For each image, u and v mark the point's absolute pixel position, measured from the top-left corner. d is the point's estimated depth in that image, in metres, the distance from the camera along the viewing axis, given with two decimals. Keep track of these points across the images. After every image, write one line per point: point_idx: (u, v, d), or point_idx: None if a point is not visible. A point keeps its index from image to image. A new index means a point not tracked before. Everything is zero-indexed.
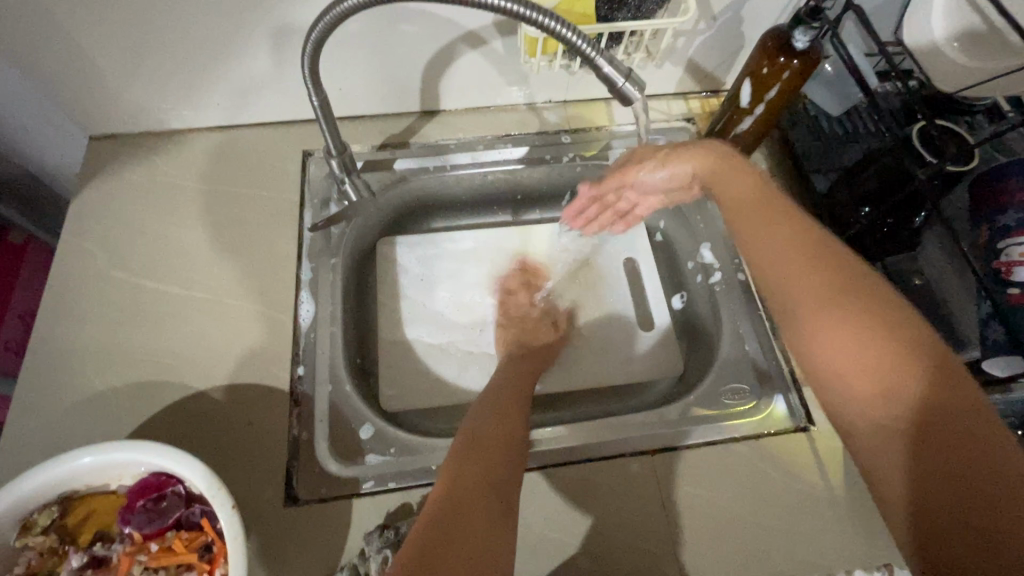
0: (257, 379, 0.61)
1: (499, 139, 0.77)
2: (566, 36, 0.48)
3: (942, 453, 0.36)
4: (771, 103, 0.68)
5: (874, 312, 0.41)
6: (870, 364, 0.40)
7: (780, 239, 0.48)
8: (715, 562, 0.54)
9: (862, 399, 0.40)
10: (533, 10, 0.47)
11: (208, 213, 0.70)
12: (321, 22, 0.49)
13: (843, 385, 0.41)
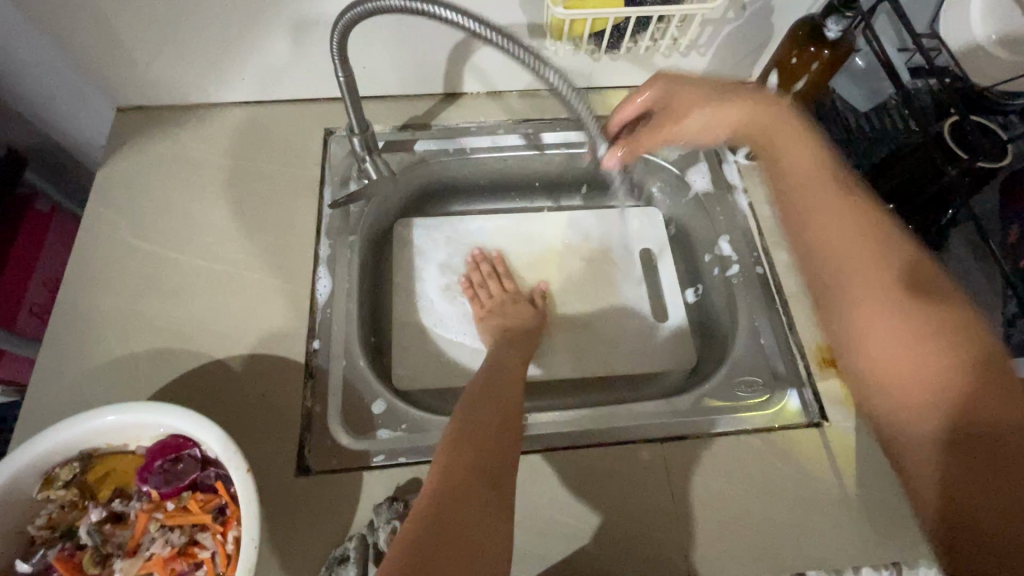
0: (274, 351, 0.61)
1: (520, 124, 0.77)
2: (535, 69, 0.52)
3: (991, 463, 0.40)
4: (798, 95, 0.67)
5: (929, 319, 0.45)
6: (917, 374, 0.44)
7: (842, 237, 0.51)
8: (721, 551, 0.54)
9: (916, 401, 0.44)
10: (507, 41, 0.50)
11: (230, 187, 0.71)
12: (355, 10, 0.49)
13: (895, 390, 0.45)
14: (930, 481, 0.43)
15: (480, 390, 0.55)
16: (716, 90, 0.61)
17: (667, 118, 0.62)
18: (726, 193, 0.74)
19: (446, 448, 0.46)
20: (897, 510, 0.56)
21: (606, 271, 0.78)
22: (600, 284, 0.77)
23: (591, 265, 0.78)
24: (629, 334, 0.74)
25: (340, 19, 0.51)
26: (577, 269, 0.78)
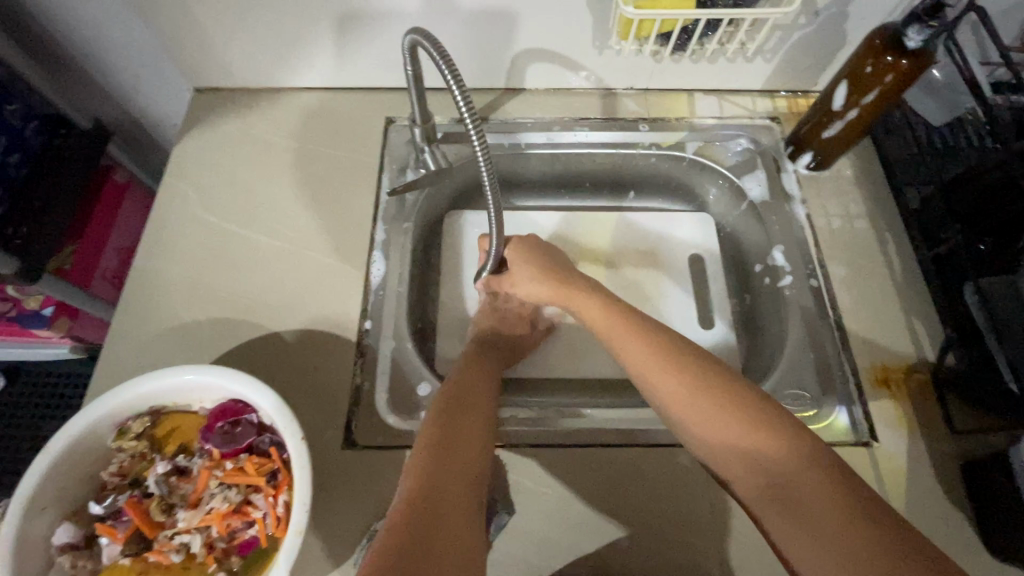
0: (328, 328, 0.64)
1: (575, 122, 0.77)
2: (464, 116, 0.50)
3: (815, 516, 0.38)
4: (866, 108, 0.64)
5: (741, 390, 0.45)
6: (746, 431, 0.43)
7: (608, 322, 0.55)
8: (758, 563, 0.53)
9: (754, 477, 0.42)
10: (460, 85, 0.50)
11: (295, 169, 0.74)
12: (406, 45, 0.56)
13: (719, 445, 0.44)
14: (785, 544, 0.39)
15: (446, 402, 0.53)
16: (548, 260, 0.64)
17: (515, 286, 0.65)
18: (783, 202, 0.73)
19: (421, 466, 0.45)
20: (949, 539, 0.54)
21: (652, 274, 0.77)
22: (645, 287, 0.76)
23: (639, 267, 0.78)
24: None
25: (409, 33, 0.55)
26: (623, 270, 0.78)
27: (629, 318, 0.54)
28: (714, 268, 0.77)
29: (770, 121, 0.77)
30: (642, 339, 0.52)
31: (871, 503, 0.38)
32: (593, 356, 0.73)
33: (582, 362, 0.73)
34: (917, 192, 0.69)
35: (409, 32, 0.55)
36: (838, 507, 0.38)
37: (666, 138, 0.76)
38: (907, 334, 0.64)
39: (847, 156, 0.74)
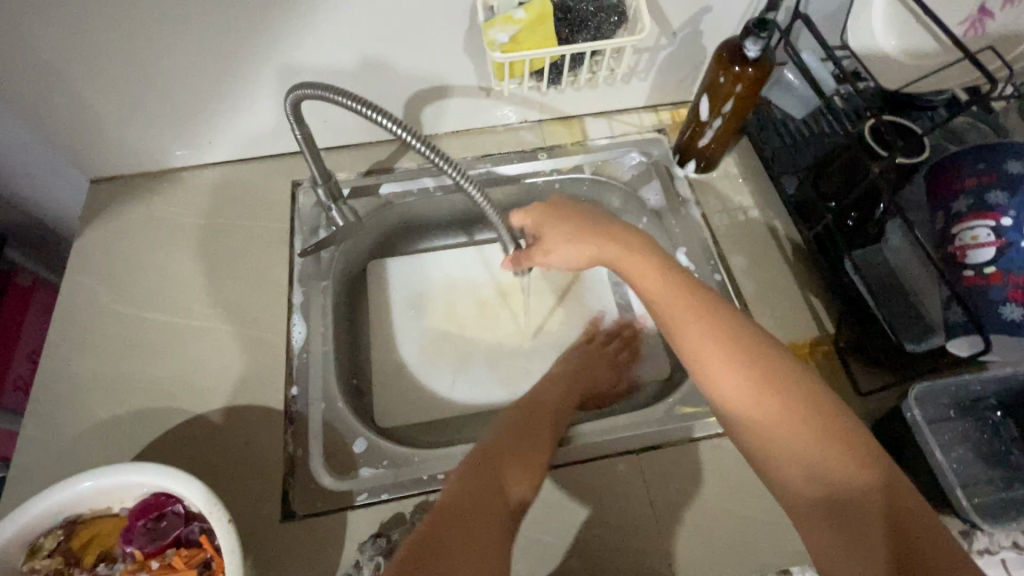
0: (253, 401, 0.63)
1: (478, 160, 0.81)
2: (384, 123, 0.54)
3: (868, 534, 0.38)
4: (729, 114, 0.71)
5: (814, 396, 0.44)
6: (810, 437, 0.42)
7: (668, 303, 0.52)
8: (704, 557, 0.55)
9: (802, 484, 0.41)
10: (375, 110, 0.54)
11: (204, 245, 0.73)
12: (286, 106, 0.57)
13: (781, 444, 0.43)
14: (819, 549, 0.40)
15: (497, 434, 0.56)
16: (581, 220, 0.63)
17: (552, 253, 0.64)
18: (680, 206, 0.78)
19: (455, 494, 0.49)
20: None
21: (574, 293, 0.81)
22: (570, 304, 0.80)
23: (563, 287, 0.82)
24: (605, 347, 0.77)
25: (292, 88, 0.56)
26: (547, 291, 0.81)
27: (707, 305, 0.51)
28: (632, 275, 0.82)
29: (657, 133, 0.83)
30: (713, 326, 0.49)
31: (925, 520, 0.38)
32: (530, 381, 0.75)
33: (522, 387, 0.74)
34: (792, 180, 0.76)
35: (304, 82, 0.55)
36: (898, 537, 0.37)
37: (565, 163, 0.81)
38: (806, 310, 0.68)
39: (729, 155, 0.80)
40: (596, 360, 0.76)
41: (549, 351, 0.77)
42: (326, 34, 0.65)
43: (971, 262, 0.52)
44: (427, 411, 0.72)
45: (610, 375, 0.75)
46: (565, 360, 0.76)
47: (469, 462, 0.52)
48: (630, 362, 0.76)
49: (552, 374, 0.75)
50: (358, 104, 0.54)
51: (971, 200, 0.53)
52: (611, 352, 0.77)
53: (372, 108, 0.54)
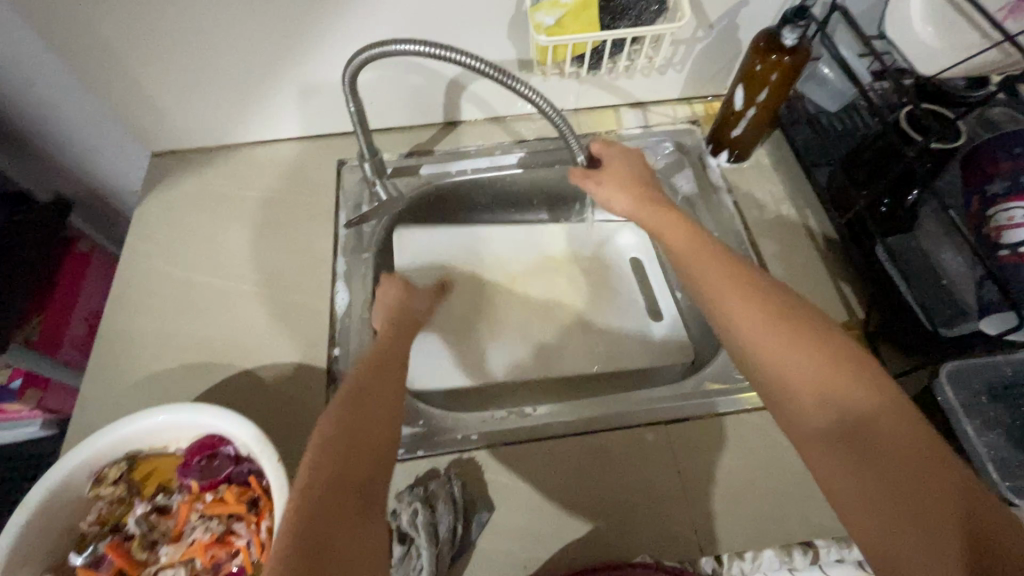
0: (298, 360, 0.66)
1: (514, 145, 0.84)
2: (456, 58, 0.58)
3: (882, 453, 0.39)
4: (762, 105, 0.73)
5: (822, 328, 0.45)
6: (819, 363, 0.43)
7: (687, 246, 0.54)
8: (729, 525, 0.56)
9: (813, 409, 0.42)
10: (448, 49, 0.57)
11: (255, 216, 0.78)
12: (346, 75, 0.61)
13: (792, 370, 0.43)
14: (830, 475, 0.40)
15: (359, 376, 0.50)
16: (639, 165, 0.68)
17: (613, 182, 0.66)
18: (711, 193, 0.79)
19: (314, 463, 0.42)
20: None
21: (598, 280, 0.83)
22: (595, 288, 0.83)
23: (589, 273, 0.84)
24: (629, 331, 0.79)
25: (352, 56, 0.59)
26: (572, 275, 0.83)
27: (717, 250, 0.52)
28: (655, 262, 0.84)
29: (691, 124, 0.85)
30: (725, 267, 0.50)
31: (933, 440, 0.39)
32: (555, 357, 0.77)
33: (548, 362, 0.76)
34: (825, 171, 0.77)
35: (359, 50, 0.58)
36: (910, 454, 0.38)
37: None
38: (837, 296, 0.69)
39: (761, 147, 0.82)
40: (620, 342, 0.78)
41: (573, 330, 0.79)
42: (379, 18, 0.69)
43: (1006, 242, 0.53)
44: (457, 377, 0.73)
45: (634, 357, 0.77)
46: (591, 339, 0.78)
47: (346, 395, 0.48)
48: (654, 346, 0.78)
49: (578, 353, 0.77)
50: (429, 46, 0.57)
51: (1008, 183, 0.54)
52: (634, 336, 0.79)
53: (445, 48, 0.57)
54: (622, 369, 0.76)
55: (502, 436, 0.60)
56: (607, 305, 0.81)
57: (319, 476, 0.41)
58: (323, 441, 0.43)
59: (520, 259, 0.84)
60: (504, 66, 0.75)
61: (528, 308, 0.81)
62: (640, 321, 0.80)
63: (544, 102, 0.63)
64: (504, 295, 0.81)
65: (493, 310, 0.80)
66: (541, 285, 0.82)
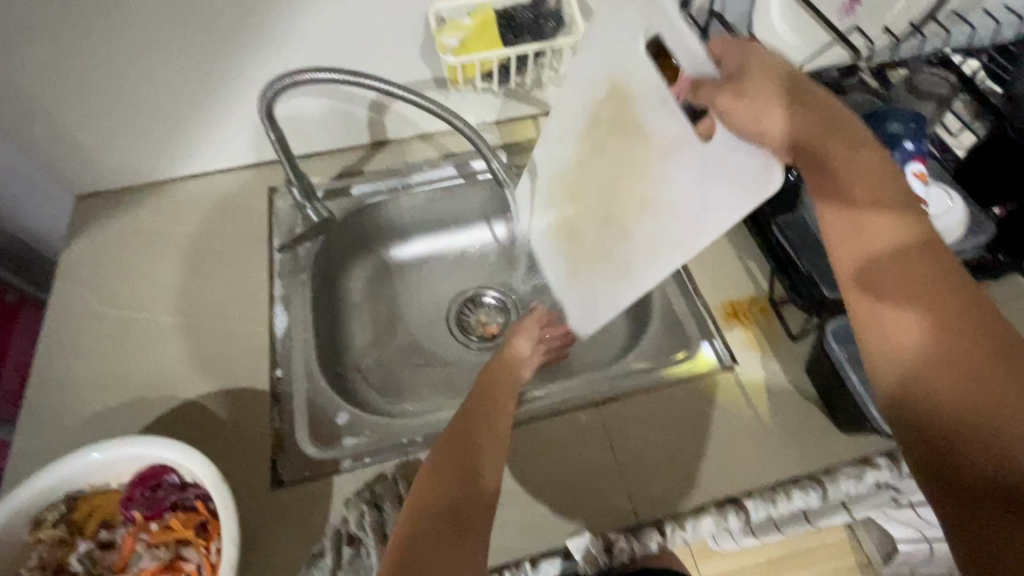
0: (239, 385, 0.67)
1: (441, 159, 0.88)
2: (366, 83, 0.63)
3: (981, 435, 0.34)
4: None
5: (970, 300, 0.36)
6: (994, 368, 0.34)
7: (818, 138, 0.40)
8: (661, 491, 0.61)
9: (965, 398, 0.34)
10: (359, 76, 0.62)
11: (188, 249, 0.78)
12: (261, 107, 0.63)
13: (903, 338, 0.37)
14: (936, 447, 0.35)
15: (459, 432, 0.54)
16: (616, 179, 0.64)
17: (733, 111, 0.44)
18: None
19: (416, 500, 0.48)
20: (806, 428, 0.64)
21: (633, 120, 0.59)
22: (627, 146, 0.61)
23: (611, 117, 0.62)
24: (682, 184, 0.55)
25: (266, 88, 0.62)
26: (602, 136, 0.64)
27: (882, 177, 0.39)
28: (683, 47, 0.49)
29: None
30: (868, 188, 0.39)
31: None
32: (632, 276, 0.64)
33: (630, 284, 0.64)
34: None
35: (278, 77, 0.61)
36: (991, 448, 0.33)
37: (523, 158, 0.88)
38: (744, 272, 0.76)
39: None
40: (683, 219, 0.56)
41: (632, 221, 0.62)
42: (294, 49, 0.72)
43: None
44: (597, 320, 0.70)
45: (698, 224, 0.55)
46: (653, 237, 0.60)
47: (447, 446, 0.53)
48: (721, 199, 0.51)
49: (644, 258, 0.62)
50: (340, 74, 0.62)
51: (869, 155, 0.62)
52: (692, 194, 0.54)
53: (355, 75, 0.62)
54: (688, 257, 0.57)
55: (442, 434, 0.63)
56: (648, 162, 0.59)
57: (416, 506, 0.47)
58: (428, 485, 0.49)
59: (565, 155, 0.71)
60: (421, 86, 0.79)
61: (610, 205, 0.65)
62: (692, 170, 0.54)
63: (460, 121, 0.68)
64: (577, 214, 0.71)
65: (579, 227, 0.71)
66: (594, 172, 0.67)
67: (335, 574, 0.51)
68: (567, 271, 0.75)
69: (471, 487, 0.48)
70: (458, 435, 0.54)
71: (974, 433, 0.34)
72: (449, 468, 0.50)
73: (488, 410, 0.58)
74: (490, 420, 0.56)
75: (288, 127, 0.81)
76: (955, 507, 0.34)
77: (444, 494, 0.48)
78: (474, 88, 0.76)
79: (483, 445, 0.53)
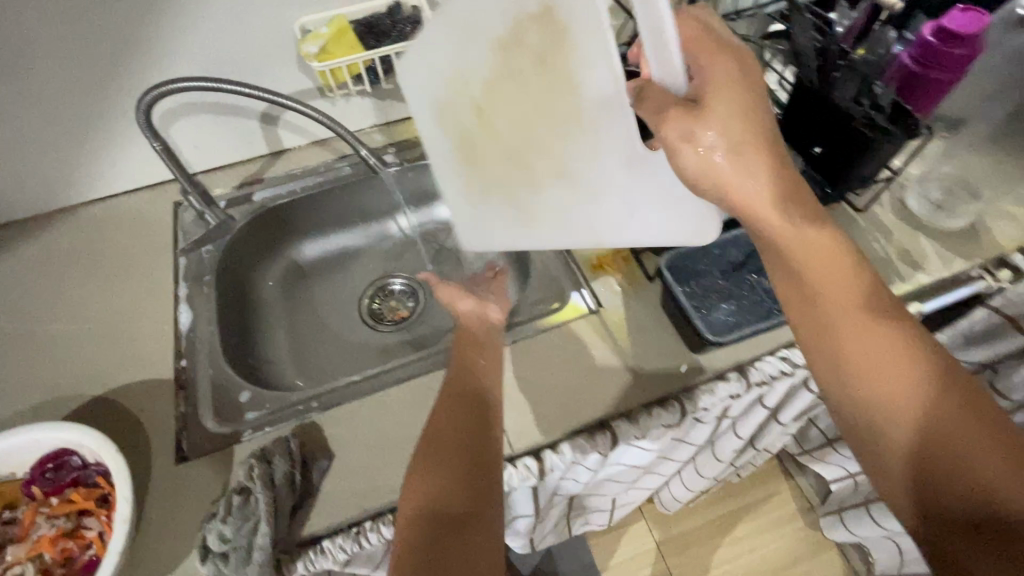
0: (145, 378, 0.72)
1: (336, 161, 0.95)
2: (225, 88, 0.69)
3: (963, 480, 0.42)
4: None
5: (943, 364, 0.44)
6: (965, 424, 0.43)
7: (786, 237, 0.48)
8: (533, 422, 0.68)
9: (944, 455, 0.43)
10: (214, 82, 0.69)
11: (97, 264, 0.83)
12: (139, 119, 0.70)
13: (878, 406, 0.45)
14: (923, 493, 0.43)
15: (448, 407, 0.58)
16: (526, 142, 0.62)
17: (679, 152, 0.46)
18: None
19: (415, 485, 0.53)
20: (661, 354, 0.73)
21: (555, 42, 0.52)
22: (558, 102, 0.55)
23: (542, 55, 0.54)
24: (607, 162, 0.57)
25: (140, 102, 0.69)
26: (525, 68, 0.55)
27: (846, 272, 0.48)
28: (656, 40, 0.43)
29: None
30: (836, 283, 0.47)
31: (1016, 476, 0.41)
32: (548, 228, 0.67)
33: (535, 230, 0.68)
34: None
35: (148, 90, 0.68)
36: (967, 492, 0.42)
37: (411, 153, 0.97)
38: None
39: None
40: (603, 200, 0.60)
41: (550, 181, 0.62)
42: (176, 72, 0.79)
43: None
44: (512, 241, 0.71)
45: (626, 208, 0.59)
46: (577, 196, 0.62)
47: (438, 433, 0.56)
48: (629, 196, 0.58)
49: (560, 202, 0.64)
50: (200, 83, 0.68)
51: None
52: (623, 178, 0.57)
53: (209, 81, 0.69)
54: (600, 240, 0.64)
55: (338, 399, 0.69)
56: (579, 129, 0.56)
57: (415, 492, 0.53)
58: (424, 473, 0.54)
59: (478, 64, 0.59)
60: (304, 95, 0.87)
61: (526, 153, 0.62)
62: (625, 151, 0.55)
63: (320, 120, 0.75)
64: (483, 137, 0.65)
65: (480, 159, 0.67)
66: (504, 106, 0.60)
67: (227, 522, 0.56)
68: (460, 184, 0.72)
69: (479, 467, 0.54)
70: (454, 414, 0.57)
71: (964, 476, 0.42)
72: (442, 450, 0.55)
73: (474, 378, 0.61)
74: (480, 389, 0.60)
75: (185, 144, 0.88)
76: (943, 536, 0.43)
77: (444, 481, 0.53)
78: (349, 91, 0.84)
79: (467, 421, 0.57)
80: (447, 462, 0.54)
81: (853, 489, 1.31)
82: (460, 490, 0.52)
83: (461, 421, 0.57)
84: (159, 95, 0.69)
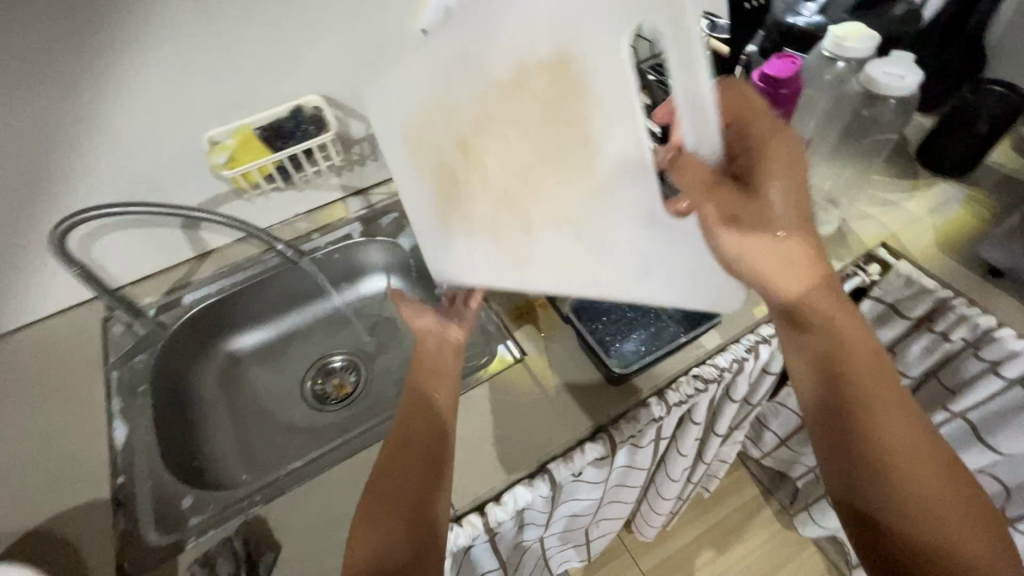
0: (80, 502, 0.71)
1: (263, 253, 0.99)
2: (137, 208, 0.73)
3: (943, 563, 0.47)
4: None
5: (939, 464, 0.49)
6: (953, 517, 0.47)
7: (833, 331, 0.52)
8: (472, 476, 0.71)
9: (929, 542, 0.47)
10: (124, 206, 0.72)
11: (24, 393, 0.83)
12: (54, 246, 0.73)
13: (878, 494, 0.50)
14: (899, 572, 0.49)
15: (393, 454, 0.59)
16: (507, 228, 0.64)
17: (716, 227, 0.52)
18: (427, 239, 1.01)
19: (359, 540, 0.54)
20: (585, 390, 0.78)
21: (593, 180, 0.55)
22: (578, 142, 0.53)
23: (553, 97, 0.51)
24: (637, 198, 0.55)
25: (55, 231, 0.72)
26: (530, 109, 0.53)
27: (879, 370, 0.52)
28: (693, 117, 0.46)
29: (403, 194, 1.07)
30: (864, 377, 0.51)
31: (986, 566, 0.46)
32: (539, 235, 0.61)
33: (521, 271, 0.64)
34: None
35: (62, 220, 0.71)
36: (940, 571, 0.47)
37: (335, 234, 1.02)
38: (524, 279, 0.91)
39: None
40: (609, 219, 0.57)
41: (544, 225, 0.60)
42: (91, 196, 0.82)
43: None
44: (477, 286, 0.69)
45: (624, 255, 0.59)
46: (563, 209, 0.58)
47: (381, 484, 0.57)
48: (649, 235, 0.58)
49: (555, 227, 0.60)
50: (112, 207, 0.72)
51: None
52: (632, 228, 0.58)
53: (121, 206, 0.72)
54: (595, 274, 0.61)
55: (280, 487, 0.70)
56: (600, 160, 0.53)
57: (361, 548, 0.53)
58: (368, 526, 0.55)
59: (469, 91, 0.55)
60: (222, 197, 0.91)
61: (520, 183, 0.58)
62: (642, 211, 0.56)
63: (227, 220, 0.78)
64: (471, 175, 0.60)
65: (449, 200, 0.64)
66: (497, 145, 0.57)
67: None
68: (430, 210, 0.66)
69: (416, 529, 0.54)
70: (398, 466, 0.58)
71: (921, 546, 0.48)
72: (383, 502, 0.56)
73: (417, 421, 0.61)
74: (427, 442, 0.59)
75: (108, 260, 0.90)
76: None
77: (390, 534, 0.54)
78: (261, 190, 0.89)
79: (411, 475, 0.57)
80: (392, 517, 0.55)
81: (814, 482, 1.36)
82: (395, 550, 0.52)
83: (404, 475, 0.57)
84: (73, 221, 0.71)
